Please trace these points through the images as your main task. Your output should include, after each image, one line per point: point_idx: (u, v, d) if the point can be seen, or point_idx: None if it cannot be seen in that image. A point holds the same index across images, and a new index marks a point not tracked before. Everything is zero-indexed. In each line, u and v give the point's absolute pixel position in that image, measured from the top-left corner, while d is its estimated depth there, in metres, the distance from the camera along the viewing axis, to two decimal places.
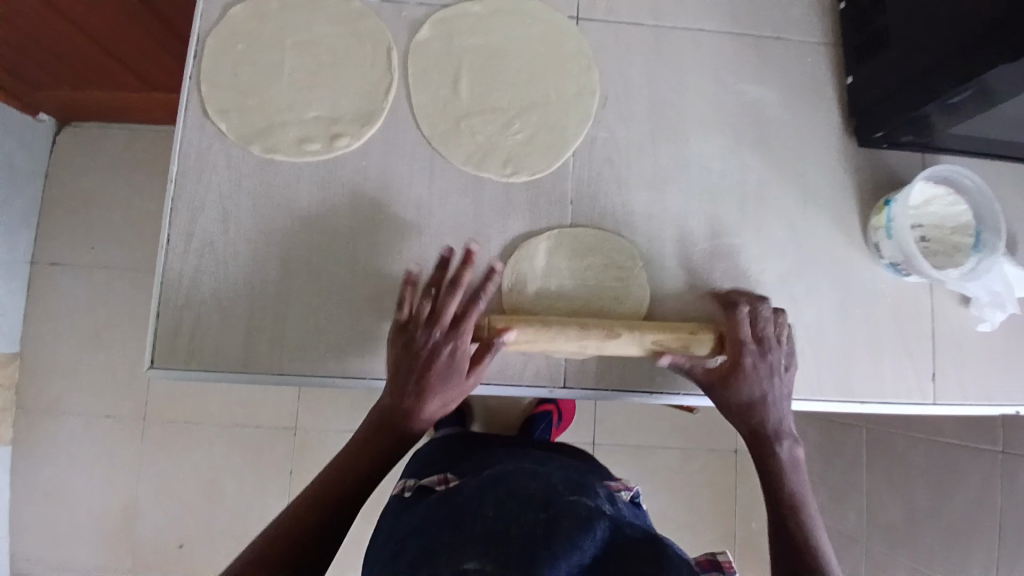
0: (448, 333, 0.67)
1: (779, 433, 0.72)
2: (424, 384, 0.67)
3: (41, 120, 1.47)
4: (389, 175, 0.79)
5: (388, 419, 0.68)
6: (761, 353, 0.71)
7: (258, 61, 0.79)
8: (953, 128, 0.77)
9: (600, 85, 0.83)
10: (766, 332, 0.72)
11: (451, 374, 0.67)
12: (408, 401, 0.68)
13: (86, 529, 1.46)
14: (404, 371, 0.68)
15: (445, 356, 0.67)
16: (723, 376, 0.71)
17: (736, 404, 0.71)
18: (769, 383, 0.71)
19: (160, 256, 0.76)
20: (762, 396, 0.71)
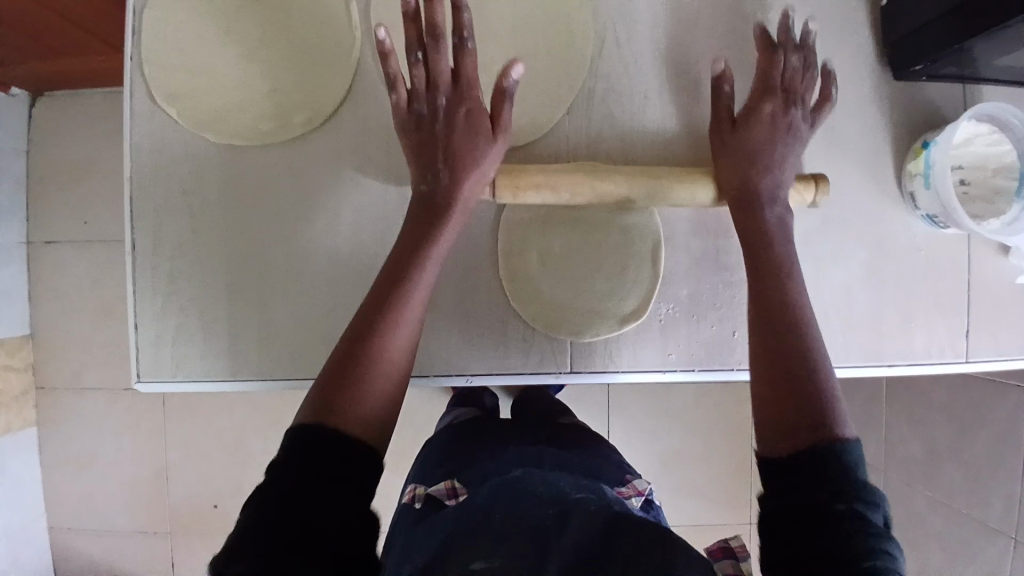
0: (455, 91, 0.64)
1: (775, 197, 0.66)
2: (452, 151, 0.64)
3: (12, 93, 1.40)
4: (364, 153, 0.71)
5: (424, 209, 0.64)
6: (785, 103, 0.68)
7: (201, 31, 0.70)
8: (1003, 56, 0.67)
9: (594, 26, 0.73)
10: (792, 65, 0.69)
11: (475, 128, 0.64)
12: (442, 177, 0.64)
13: (122, 496, 1.51)
14: (426, 139, 0.64)
15: (463, 113, 0.64)
16: (748, 127, 0.67)
17: (755, 170, 0.66)
18: (789, 141, 0.67)
19: (128, 264, 0.70)
20: (781, 164, 0.67)
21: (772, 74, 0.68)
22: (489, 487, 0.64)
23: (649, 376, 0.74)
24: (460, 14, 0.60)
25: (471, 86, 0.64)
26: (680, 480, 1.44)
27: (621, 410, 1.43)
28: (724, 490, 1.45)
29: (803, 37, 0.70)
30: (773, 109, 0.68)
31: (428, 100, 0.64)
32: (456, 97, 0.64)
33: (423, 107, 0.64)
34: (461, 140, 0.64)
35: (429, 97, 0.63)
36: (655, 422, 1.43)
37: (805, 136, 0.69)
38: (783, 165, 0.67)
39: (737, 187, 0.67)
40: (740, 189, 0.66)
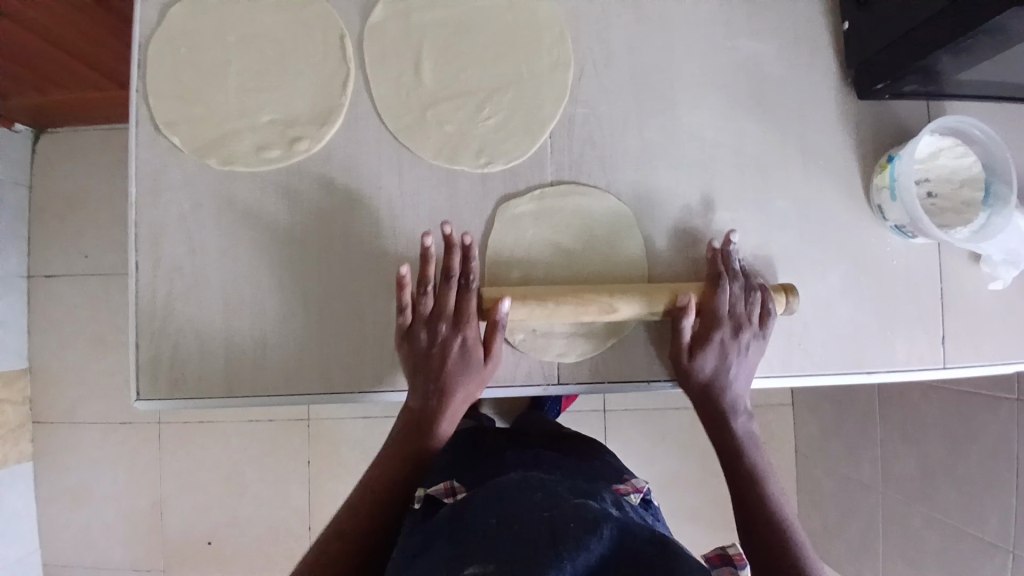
0: (454, 325, 0.69)
1: (737, 409, 0.72)
2: (444, 381, 0.69)
3: (16, 129, 1.44)
4: (356, 177, 0.75)
5: (418, 424, 0.70)
6: (731, 330, 0.71)
7: (203, 65, 0.74)
8: (960, 74, 0.71)
9: (574, 55, 0.77)
10: (734, 293, 0.71)
11: (468, 362, 0.69)
12: (432, 402, 0.70)
13: (117, 530, 1.49)
14: (420, 371, 0.69)
15: (457, 345, 0.69)
16: (701, 338, 0.71)
17: (713, 386, 0.71)
18: (741, 360, 0.71)
19: (129, 285, 0.73)
20: (737, 375, 0.71)
21: (716, 304, 0.70)
22: (485, 496, 0.63)
23: (636, 386, 0.76)
24: (469, 259, 0.69)
25: (469, 322, 0.69)
26: (679, 503, 1.43)
27: (617, 432, 1.43)
28: (723, 512, 1.44)
29: (736, 257, 0.73)
30: (723, 337, 0.70)
31: (429, 337, 0.69)
32: (449, 332, 0.69)
33: (424, 340, 0.69)
34: (452, 371, 0.69)
35: (430, 330, 0.69)
36: (651, 443, 1.44)
37: (758, 350, 0.72)
38: (738, 377, 0.71)
39: (700, 400, 0.72)
40: (701, 394, 0.72)
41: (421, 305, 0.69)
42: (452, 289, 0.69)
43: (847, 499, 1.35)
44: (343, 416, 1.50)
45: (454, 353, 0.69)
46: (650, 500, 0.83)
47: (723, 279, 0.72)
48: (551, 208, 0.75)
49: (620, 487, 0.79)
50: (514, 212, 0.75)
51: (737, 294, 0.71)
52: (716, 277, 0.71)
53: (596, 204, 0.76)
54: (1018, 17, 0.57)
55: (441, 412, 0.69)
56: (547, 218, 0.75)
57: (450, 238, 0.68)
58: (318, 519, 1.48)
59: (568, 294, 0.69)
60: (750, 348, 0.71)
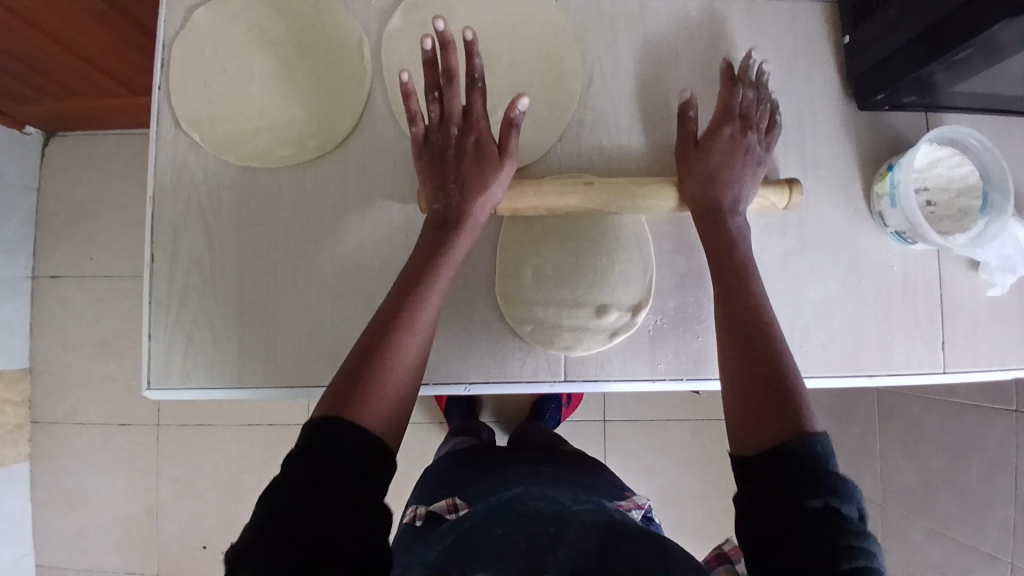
0: (467, 121, 0.70)
1: (736, 208, 0.72)
2: (463, 174, 0.70)
3: (28, 132, 1.46)
4: (370, 176, 0.77)
5: (436, 223, 0.70)
6: (741, 128, 0.74)
7: (225, 66, 0.76)
8: (955, 87, 0.73)
9: (583, 65, 0.80)
10: (748, 97, 0.76)
11: (483, 155, 0.71)
12: (452, 198, 0.70)
13: (112, 534, 1.48)
14: (430, 169, 0.71)
15: (472, 140, 0.70)
16: (706, 148, 0.73)
17: (718, 183, 0.72)
18: (746, 159, 0.74)
19: (145, 277, 0.74)
20: (740, 181, 0.73)
21: (732, 102, 0.75)
22: (490, 505, 0.66)
23: (640, 386, 0.77)
24: (476, 60, 0.68)
25: (479, 116, 0.70)
26: (678, 515, 1.43)
27: (618, 442, 1.44)
28: (723, 526, 1.44)
29: (758, 71, 0.77)
30: (723, 137, 0.73)
31: (441, 132, 0.71)
32: (462, 135, 0.71)
33: (436, 137, 0.71)
34: (470, 174, 0.70)
35: (441, 126, 0.71)
36: (651, 455, 1.44)
37: (762, 157, 0.75)
38: (741, 177, 0.72)
39: (702, 208, 0.72)
40: (702, 203, 0.72)
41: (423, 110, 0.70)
42: (466, 95, 0.70)
43: None
44: None
45: (470, 148, 0.70)
46: (648, 514, 0.83)
47: (740, 86, 0.76)
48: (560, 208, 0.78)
49: (622, 504, 0.80)
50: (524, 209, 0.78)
51: (749, 99, 0.76)
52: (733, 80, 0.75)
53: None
54: (1010, 32, 0.60)
55: (456, 227, 0.69)
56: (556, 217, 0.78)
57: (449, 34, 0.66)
58: None
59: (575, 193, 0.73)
60: (752, 146, 0.74)
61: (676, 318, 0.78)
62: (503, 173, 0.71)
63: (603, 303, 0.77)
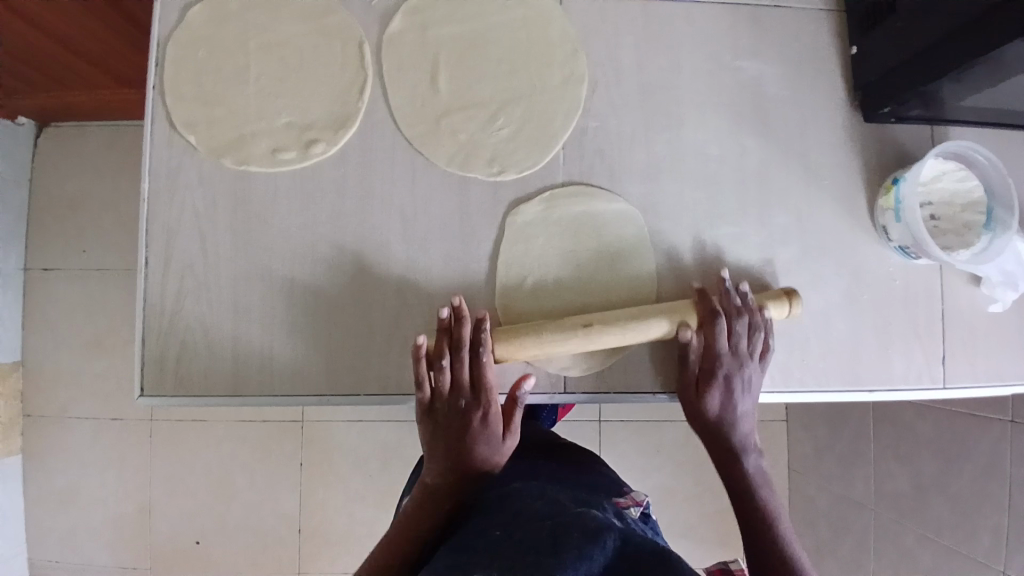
0: (473, 398, 0.70)
1: (739, 424, 0.72)
2: (464, 447, 0.69)
3: (18, 124, 1.43)
4: (368, 181, 0.75)
5: (445, 447, 0.69)
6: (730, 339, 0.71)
7: (221, 66, 0.75)
8: (961, 101, 0.73)
9: (587, 71, 0.78)
10: (737, 332, 0.71)
11: (489, 431, 0.70)
12: (451, 478, 0.69)
13: (104, 531, 1.47)
14: (455, 478, 0.69)
15: (478, 416, 0.69)
16: (704, 384, 0.72)
17: (722, 426, 0.72)
18: (744, 396, 0.72)
19: (139, 282, 0.73)
20: (737, 404, 0.72)
21: (716, 347, 0.71)
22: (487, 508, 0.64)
23: (640, 398, 0.76)
24: (480, 326, 0.69)
25: (489, 397, 0.69)
26: (672, 517, 1.43)
27: (612, 443, 1.43)
28: (716, 528, 1.44)
29: (733, 290, 0.73)
30: (727, 399, 0.72)
31: (451, 404, 0.70)
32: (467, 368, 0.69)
33: (444, 388, 0.70)
34: (475, 461, 0.70)
35: (453, 403, 0.69)
36: (646, 457, 1.44)
37: (757, 384, 0.73)
38: (741, 412, 0.72)
39: (725, 466, 0.73)
40: (708, 426, 0.73)
41: (438, 379, 0.69)
42: (467, 364, 0.69)
43: (840, 516, 1.36)
44: (338, 421, 1.49)
45: (476, 424, 0.70)
46: (648, 513, 0.83)
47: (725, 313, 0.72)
48: (561, 215, 0.76)
49: (620, 500, 0.80)
50: (524, 217, 0.76)
51: (740, 335, 0.71)
52: (714, 314, 0.71)
53: (608, 208, 0.77)
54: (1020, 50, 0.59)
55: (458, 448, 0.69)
56: (556, 224, 0.76)
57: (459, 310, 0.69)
58: (309, 525, 1.47)
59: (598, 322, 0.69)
60: (750, 382, 0.72)
61: None
62: (507, 444, 0.71)
63: (601, 321, 0.76)
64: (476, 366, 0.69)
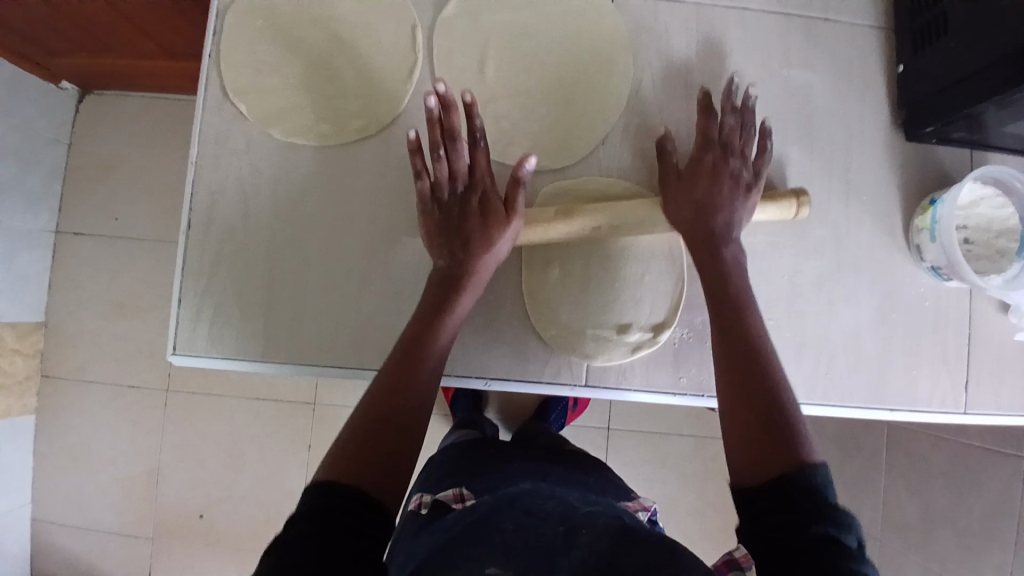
0: (470, 182, 0.70)
1: (729, 236, 0.70)
2: (467, 233, 0.69)
3: (63, 88, 1.47)
4: (410, 161, 0.77)
5: (445, 231, 0.70)
6: (725, 155, 0.72)
7: (277, 39, 0.77)
8: (1006, 127, 0.72)
9: (633, 70, 0.79)
10: (728, 124, 0.73)
11: (490, 214, 0.69)
12: (454, 263, 0.69)
13: (110, 492, 1.50)
14: (438, 273, 0.69)
15: (477, 200, 0.70)
16: (696, 178, 0.71)
17: (721, 236, 0.69)
18: (739, 192, 0.71)
19: (180, 241, 0.75)
20: (733, 209, 0.70)
21: (710, 132, 0.73)
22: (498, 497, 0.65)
23: (660, 398, 0.77)
24: (473, 119, 0.67)
25: (484, 175, 0.70)
26: (673, 529, 1.43)
27: (619, 449, 1.43)
28: (717, 544, 1.43)
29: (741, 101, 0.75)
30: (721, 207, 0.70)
31: (449, 191, 0.71)
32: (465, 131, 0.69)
33: (444, 190, 0.70)
34: (476, 244, 0.69)
35: (450, 187, 0.70)
36: (652, 467, 1.43)
37: (755, 195, 0.72)
38: (734, 207, 0.70)
39: (719, 308, 0.66)
40: (692, 228, 0.70)
41: (437, 171, 0.70)
42: (465, 150, 0.70)
43: None
44: (348, 405, 1.50)
45: (473, 211, 0.69)
46: (655, 519, 0.83)
47: (719, 114, 0.74)
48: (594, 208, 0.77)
49: (628, 503, 0.80)
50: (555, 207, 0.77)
51: (733, 127, 0.73)
52: (709, 112, 0.73)
53: None
54: None
55: (453, 270, 0.69)
56: None
57: (450, 100, 0.65)
58: None
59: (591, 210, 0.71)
60: (747, 179, 0.72)
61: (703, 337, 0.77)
62: (509, 232, 0.70)
63: (627, 317, 0.77)
64: (474, 140, 0.69)
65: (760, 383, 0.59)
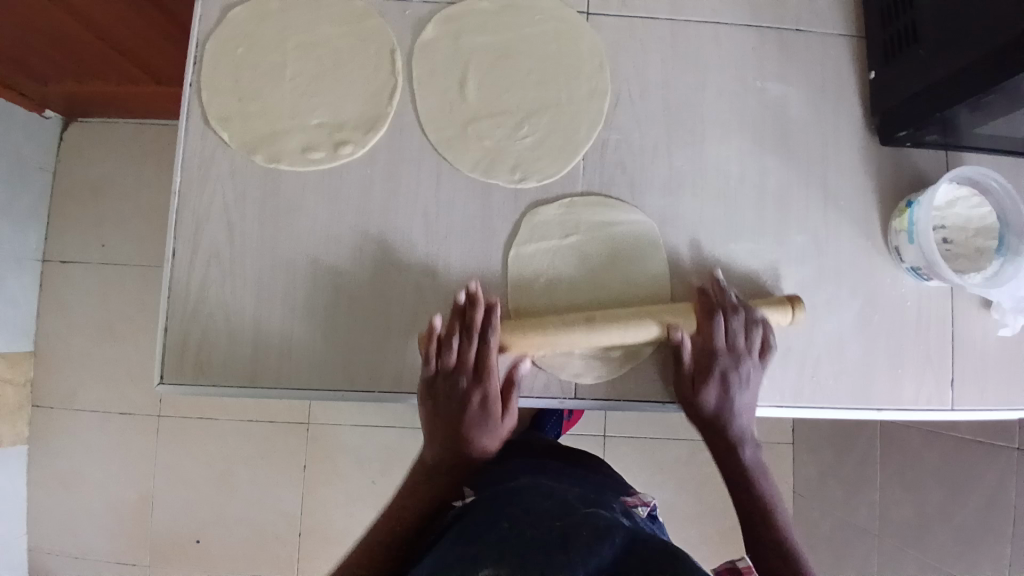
0: (474, 378, 0.71)
1: (734, 412, 0.73)
2: (466, 433, 0.72)
3: (47, 116, 1.47)
4: (395, 182, 0.77)
5: (445, 424, 0.72)
6: (726, 360, 0.72)
7: (259, 66, 0.77)
8: (978, 128, 0.74)
9: (611, 84, 0.80)
10: (732, 326, 0.72)
11: (488, 416, 0.71)
12: (455, 458, 0.73)
13: (105, 521, 1.48)
14: (455, 459, 0.73)
15: (478, 399, 0.71)
16: (694, 381, 0.73)
17: (709, 415, 0.73)
18: (734, 390, 0.73)
19: (165, 269, 0.75)
20: (731, 395, 0.73)
21: (712, 298, 0.73)
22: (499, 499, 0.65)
23: (651, 407, 0.77)
24: (490, 314, 0.70)
25: (490, 370, 0.71)
26: (672, 536, 1.43)
27: (615, 458, 1.44)
28: (716, 549, 1.43)
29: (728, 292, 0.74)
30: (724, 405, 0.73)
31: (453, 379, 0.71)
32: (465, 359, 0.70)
33: (446, 383, 0.71)
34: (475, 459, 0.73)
35: (452, 381, 0.71)
36: (649, 474, 1.44)
37: (753, 380, 0.74)
38: (734, 401, 0.73)
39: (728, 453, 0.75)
40: (707, 415, 0.74)
41: (443, 357, 0.71)
42: (472, 348, 0.70)
43: (842, 543, 1.35)
44: (343, 424, 1.50)
45: (475, 407, 0.71)
46: (655, 514, 0.83)
47: (721, 312, 0.73)
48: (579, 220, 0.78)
49: (628, 499, 0.81)
50: (540, 220, 0.77)
51: (737, 328, 0.72)
52: (711, 311, 0.72)
53: (624, 218, 0.78)
54: None
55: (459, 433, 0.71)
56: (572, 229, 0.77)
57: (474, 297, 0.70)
58: (308, 526, 1.47)
59: (593, 325, 0.70)
60: (743, 375, 0.73)
61: None
62: (506, 428, 0.73)
63: None
64: (482, 343, 0.70)
65: (750, 509, 0.73)
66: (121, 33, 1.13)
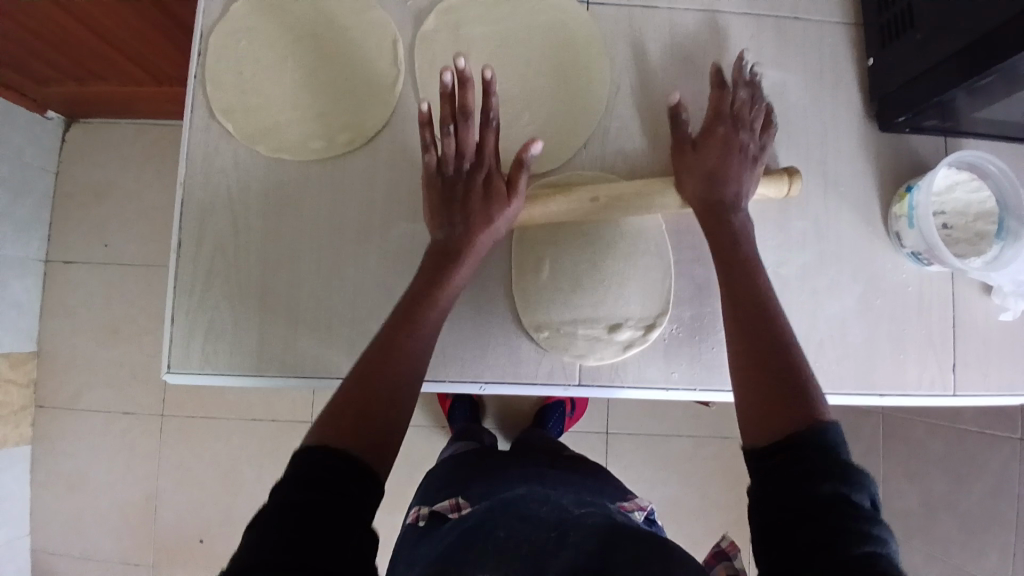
0: (478, 159, 0.71)
1: (738, 205, 0.71)
2: (468, 210, 0.71)
3: (49, 117, 1.48)
4: (398, 172, 0.78)
5: (447, 198, 0.71)
6: (733, 128, 0.74)
7: (261, 58, 0.78)
8: (978, 113, 0.74)
9: (611, 74, 0.81)
10: (738, 98, 0.75)
11: (492, 194, 0.71)
12: (457, 232, 0.71)
13: (109, 521, 1.48)
14: (445, 254, 0.70)
15: (482, 178, 0.71)
16: (703, 149, 0.73)
17: (717, 186, 0.72)
18: (743, 162, 0.73)
19: (172, 260, 0.75)
20: (740, 178, 0.72)
21: (721, 104, 0.75)
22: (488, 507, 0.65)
23: (653, 394, 0.77)
24: (489, 94, 0.68)
25: (491, 152, 0.71)
26: (677, 530, 1.43)
27: (619, 453, 1.44)
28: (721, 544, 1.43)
29: (748, 75, 0.77)
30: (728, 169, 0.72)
31: (456, 165, 0.71)
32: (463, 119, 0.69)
33: (451, 167, 0.71)
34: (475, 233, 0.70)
35: (457, 161, 0.71)
36: (653, 469, 1.44)
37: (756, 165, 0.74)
38: (742, 178, 0.72)
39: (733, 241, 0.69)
40: (707, 203, 0.71)
41: (450, 143, 0.70)
42: (475, 129, 0.70)
43: None
44: None
45: (480, 186, 0.71)
46: (653, 517, 0.84)
47: (730, 87, 0.76)
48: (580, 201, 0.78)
49: (625, 501, 0.81)
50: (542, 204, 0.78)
51: (742, 101, 0.75)
52: (720, 82, 0.75)
53: (628, 202, 0.78)
54: None
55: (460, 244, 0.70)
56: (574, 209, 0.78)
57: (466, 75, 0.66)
58: None
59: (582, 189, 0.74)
60: (747, 153, 0.73)
61: (692, 335, 0.78)
62: (509, 211, 0.72)
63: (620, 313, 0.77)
64: (484, 119, 0.70)
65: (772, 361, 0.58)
66: (123, 32, 1.13)
